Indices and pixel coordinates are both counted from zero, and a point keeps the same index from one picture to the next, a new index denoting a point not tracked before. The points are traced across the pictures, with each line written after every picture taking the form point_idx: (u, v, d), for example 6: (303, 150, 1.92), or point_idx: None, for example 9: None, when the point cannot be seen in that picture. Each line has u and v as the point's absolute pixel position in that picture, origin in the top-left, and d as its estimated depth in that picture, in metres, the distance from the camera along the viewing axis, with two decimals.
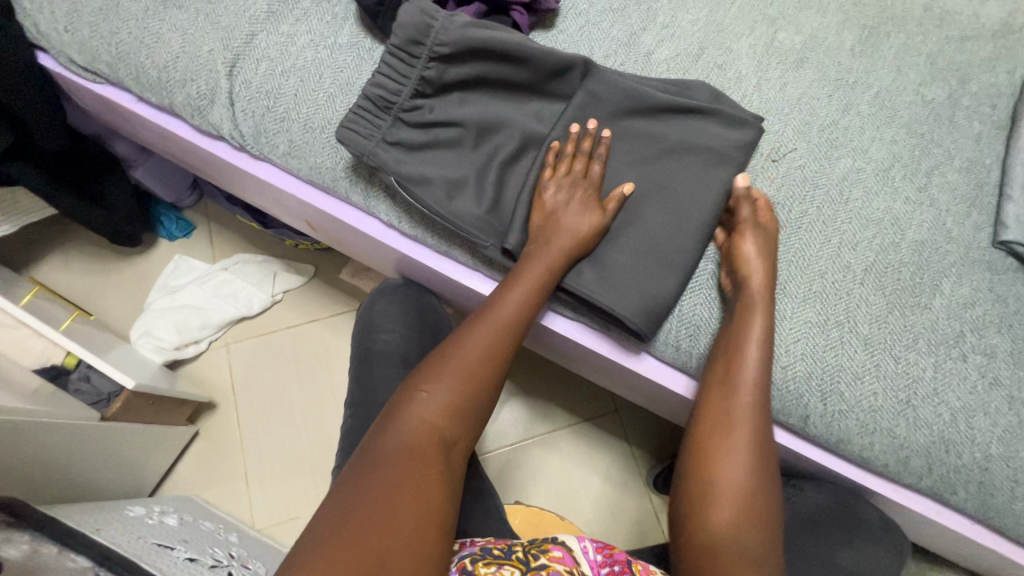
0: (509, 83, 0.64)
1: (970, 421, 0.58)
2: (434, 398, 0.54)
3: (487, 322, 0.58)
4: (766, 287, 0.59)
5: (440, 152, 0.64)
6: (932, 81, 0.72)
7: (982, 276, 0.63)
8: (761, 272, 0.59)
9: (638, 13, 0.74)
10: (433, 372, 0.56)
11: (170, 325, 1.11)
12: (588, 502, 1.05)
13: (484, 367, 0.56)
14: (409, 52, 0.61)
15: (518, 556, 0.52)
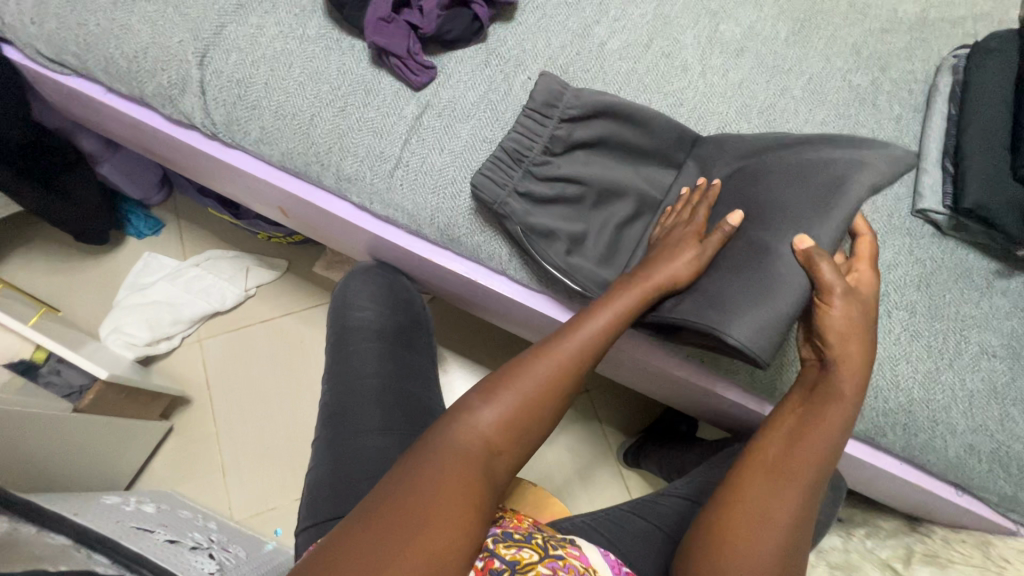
0: (633, 146, 0.68)
1: (894, 368, 0.65)
2: (490, 411, 0.53)
3: (559, 348, 0.57)
4: (855, 352, 0.55)
5: (562, 207, 0.67)
6: (857, 68, 0.80)
7: (903, 241, 0.71)
8: (841, 329, 0.55)
9: (592, 6, 0.79)
10: (493, 386, 0.55)
11: (141, 321, 1.11)
12: (562, 476, 1.10)
13: (543, 396, 0.55)
14: (543, 113, 0.67)
15: (536, 542, 0.56)
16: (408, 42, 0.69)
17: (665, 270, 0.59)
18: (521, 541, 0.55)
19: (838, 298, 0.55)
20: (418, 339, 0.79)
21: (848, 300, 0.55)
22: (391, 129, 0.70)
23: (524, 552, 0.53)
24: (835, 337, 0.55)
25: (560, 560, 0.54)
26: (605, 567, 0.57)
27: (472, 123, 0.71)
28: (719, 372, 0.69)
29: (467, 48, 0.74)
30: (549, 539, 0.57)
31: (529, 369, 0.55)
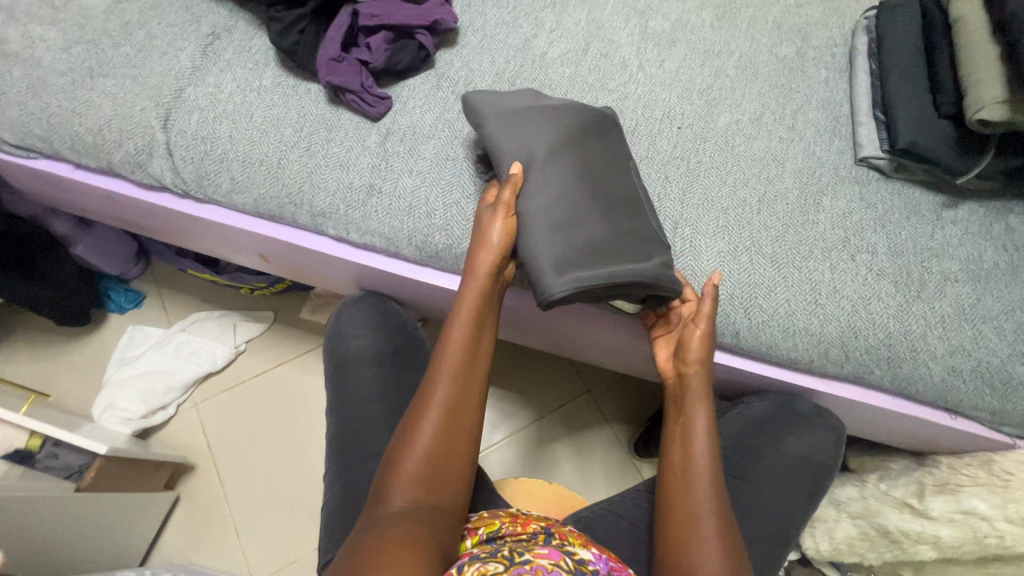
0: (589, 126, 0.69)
1: (868, 307, 0.68)
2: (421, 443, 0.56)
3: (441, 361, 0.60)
4: (698, 369, 0.66)
5: (581, 212, 0.64)
6: (782, 43, 0.86)
7: (853, 189, 0.75)
8: (696, 359, 0.65)
9: (527, 23, 0.85)
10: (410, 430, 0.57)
11: (134, 395, 1.10)
12: (582, 475, 1.10)
13: (454, 409, 0.58)
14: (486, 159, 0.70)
15: (503, 554, 0.51)
16: (361, 77, 0.73)
17: (485, 256, 0.63)
18: (486, 557, 0.51)
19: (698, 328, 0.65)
20: (418, 360, 0.78)
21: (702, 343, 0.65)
22: (357, 160, 0.72)
23: (489, 565, 0.49)
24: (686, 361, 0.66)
25: (528, 565, 0.49)
26: (584, 552, 0.55)
27: (433, 143, 0.74)
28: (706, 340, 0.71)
29: (418, 76, 0.78)
30: (515, 547, 0.53)
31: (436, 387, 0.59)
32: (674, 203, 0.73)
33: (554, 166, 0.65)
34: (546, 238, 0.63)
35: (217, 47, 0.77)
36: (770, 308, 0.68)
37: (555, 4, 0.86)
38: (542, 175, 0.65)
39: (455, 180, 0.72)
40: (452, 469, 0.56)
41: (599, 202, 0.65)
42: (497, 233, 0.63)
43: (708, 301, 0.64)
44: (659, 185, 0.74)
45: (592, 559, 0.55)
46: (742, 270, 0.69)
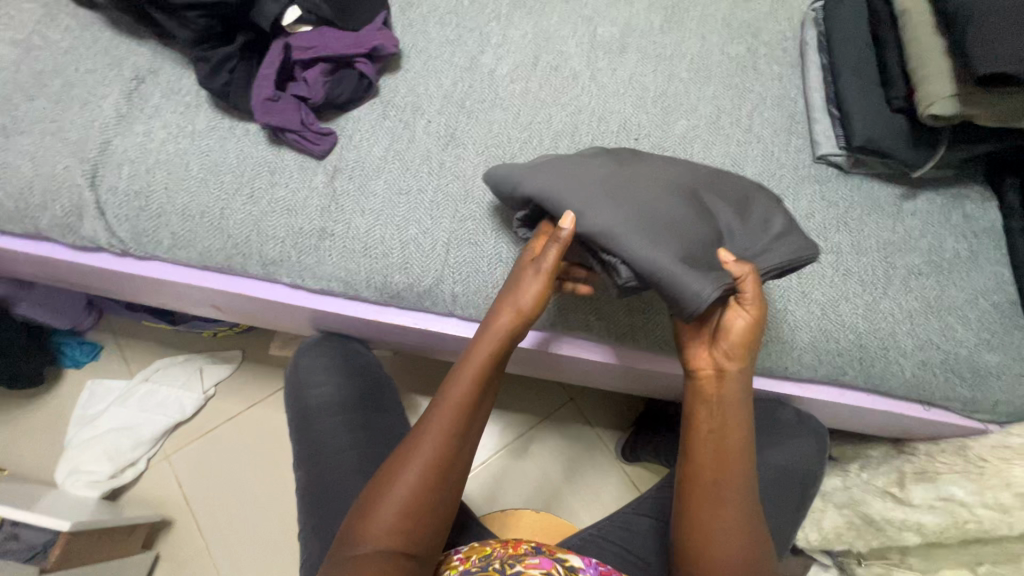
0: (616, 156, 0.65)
1: (837, 309, 0.68)
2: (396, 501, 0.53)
3: (436, 420, 0.56)
4: (742, 369, 0.58)
5: (689, 226, 0.58)
6: (732, 40, 0.85)
7: (814, 189, 0.75)
8: (736, 351, 0.58)
9: (473, 39, 0.81)
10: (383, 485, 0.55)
11: (98, 455, 1.04)
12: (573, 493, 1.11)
13: (448, 466, 0.55)
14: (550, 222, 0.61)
15: (494, 567, 0.54)
16: (300, 114, 0.69)
17: (508, 312, 0.58)
18: None
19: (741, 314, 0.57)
20: (387, 402, 0.76)
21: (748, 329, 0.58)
22: (305, 203, 0.69)
23: None
24: (728, 360, 0.59)
25: None
26: (576, 559, 0.57)
27: (384, 177, 0.71)
28: (677, 355, 0.70)
29: (363, 105, 0.74)
30: (507, 559, 0.55)
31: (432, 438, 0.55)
32: None
33: (638, 190, 0.59)
34: (659, 241, 0.56)
35: (143, 91, 0.72)
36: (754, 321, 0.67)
37: (500, 17, 0.83)
38: (633, 204, 0.58)
39: (410, 215, 0.69)
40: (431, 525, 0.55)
41: (697, 214, 0.60)
42: (534, 287, 0.57)
43: (751, 277, 0.56)
44: None
45: (582, 565, 0.56)
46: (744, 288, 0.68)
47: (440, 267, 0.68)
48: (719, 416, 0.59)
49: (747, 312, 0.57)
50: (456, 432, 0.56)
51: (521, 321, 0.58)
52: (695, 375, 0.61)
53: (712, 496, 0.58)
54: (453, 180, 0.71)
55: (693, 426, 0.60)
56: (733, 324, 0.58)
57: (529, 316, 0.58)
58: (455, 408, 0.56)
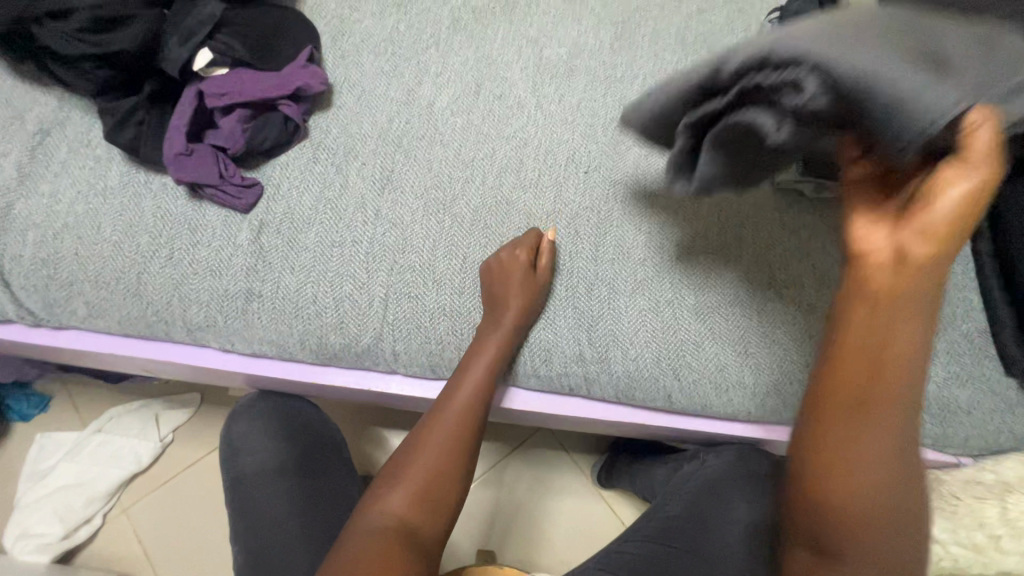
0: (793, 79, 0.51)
1: (801, 348, 0.65)
2: (398, 496, 0.57)
3: (444, 414, 0.61)
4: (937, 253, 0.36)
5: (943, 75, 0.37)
6: (687, 57, 0.81)
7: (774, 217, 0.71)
8: (953, 204, 0.35)
9: (409, 69, 0.76)
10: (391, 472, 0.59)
11: (49, 516, 1.00)
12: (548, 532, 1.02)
13: (452, 459, 0.59)
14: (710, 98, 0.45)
15: None
16: (219, 166, 0.64)
17: (513, 308, 0.61)
18: None
19: (967, 174, 0.36)
20: (331, 462, 0.72)
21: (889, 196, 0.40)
22: (229, 263, 0.64)
23: None
24: (940, 221, 0.36)
25: None
26: None
27: (315, 229, 0.66)
28: (637, 404, 0.66)
29: (290, 150, 0.69)
30: None
31: (439, 429, 0.60)
32: (587, 261, 0.67)
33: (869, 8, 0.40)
34: (866, 39, 0.37)
35: (49, 146, 0.67)
36: (720, 367, 0.64)
37: (438, 44, 0.78)
38: (868, 24, 0.38)
39: (343, 270, 0.64)
40: (435, 515, 0.57)
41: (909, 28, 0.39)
42: (519, 287, 0.61)
43: (990, 126, 0.36)
44: (571, 241, 0.68)
45: None
46: (710, 334, 0.65)
47: (379, 324, 0.64)
48: (889, 364, 0.38)
49: (972, 176, 0.35)
50: (457, 436, 0.60)
51: (525, 317, 0.62)
52: (862, 261, 0.39)
53: (870, 452, 0.40)
54: (390, 228, 0.67)
55: (834, 382, 0.40)
56: (944, 174, 0.36)
57: (529, 311, 0.63)
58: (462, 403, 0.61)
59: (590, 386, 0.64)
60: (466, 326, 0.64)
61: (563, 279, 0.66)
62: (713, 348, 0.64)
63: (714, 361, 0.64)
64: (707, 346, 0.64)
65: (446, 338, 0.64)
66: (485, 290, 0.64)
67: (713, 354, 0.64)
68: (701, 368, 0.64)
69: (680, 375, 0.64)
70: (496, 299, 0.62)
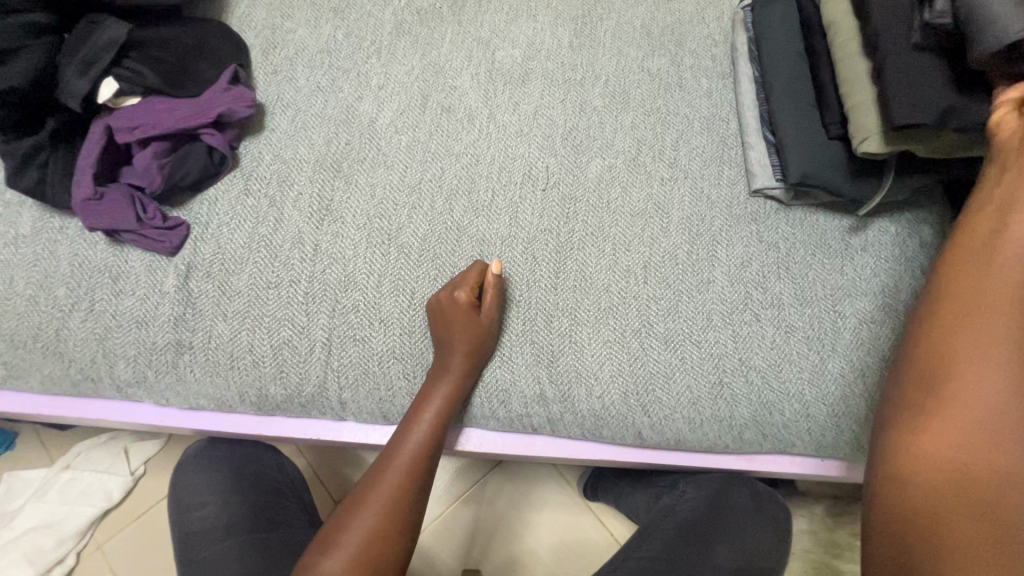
0: None
1: (781, 375, 0.60)
2: (337, 560, 0.52)
3: (387, 473, 0.56)
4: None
5: None
6: (653, 53, 0.74)
7: (750, 229, 0.65)
8: None
9: (349, 83, 0.70)
10: (329, 539, 0.54)
11: (18, 559, 0.97)
12: (530, 558, 0.93)
13: (396, 516, 0.55)
14: None
15: None
16: (135, 209, 0.58)
17: (458, 353, 0.57)
18: None
19: None
20: (286, 511, 0.68)
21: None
22: (156, 312, 0.59)
23: None
24: None
25: None
26: None
27: (249, 270, 0.61)
28: (607, 441, 0.62)
29: (219, 182, 0.64)
30: None
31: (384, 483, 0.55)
32: (547, 290, 0.62)
33: None
34: None
35: None
36: (693, 402, 0.59)
37: (380, 52, 0.72)
38: None
39: (280, 314, 0.59)
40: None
41: None
42: (466, 332, 0.56)
43: None
44: (528, 268, 0.63)
45: None
46: (682, 365, 0.60)
47: (322, 372, 0.59)
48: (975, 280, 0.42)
49: None
50: (403, 490, 0.56)
51: (472, 360, 0.57)
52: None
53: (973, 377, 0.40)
54: (331, 265, 0.61)
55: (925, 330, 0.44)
56: None
57: (477, 352, 0.58)
58: (408, 459, 0.56)
59: (554, 425, 0.60)
60: (417, 368, 0.60)
61: (519, 312, 0.61)
62: (683, 382, 0.59)
63: (687, 396, 0.59)
64: (677, 380, 0.59)
65: (395, 382, 0.59)
66: (434, 333, 0.59)
67: (684, 389, 0.59)
68: (672, 404, 0.59)
69: (650, 412, 0.59)
70: (442, 340, 0.58)
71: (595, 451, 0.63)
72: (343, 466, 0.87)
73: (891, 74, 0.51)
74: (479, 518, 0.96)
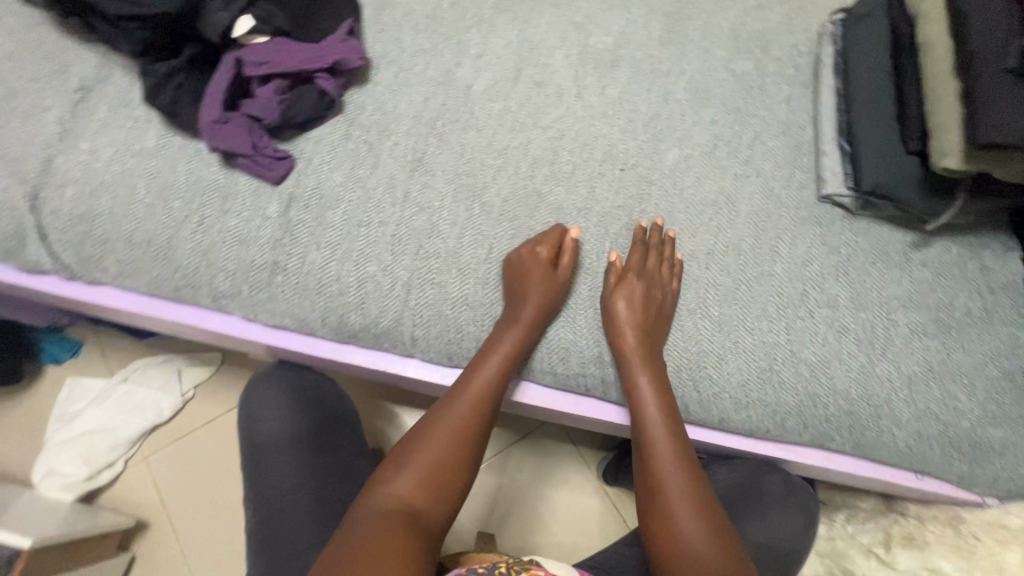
0: None
1: (828, 371, 0.62)
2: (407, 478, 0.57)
3: (458, 404, 0.60)
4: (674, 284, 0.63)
5: None
6: (738, 55, 0.77)
7: (814, 232, 0.68)
8: None
9: (450, 49, 0.74)
10: (398, 461, 0.58)
11: (74, 457, 1.04)
12: (547, 528, 0.98)
13: (461, 446, 0.59)
14: None
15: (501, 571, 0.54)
16: (252, 137, 0.64)
17: (535, 299, 0.61)
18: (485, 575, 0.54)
19: None
20: (343, 437, 0.73)
21: (639, 306, 0.61)
22: (257, 234, 0.64)
23: None
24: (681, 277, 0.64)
25: None
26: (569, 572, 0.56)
27: (343, 207, 0.66)
28: (653, 411, 0.65)
29: (324, 124, 0.69)
30: (513, 564, 0.55)
31: (452, 414, 0.60)
32: (614, 262, 0.65)
33: None
34: None
35: (89, 103, 0.67)
36: (742, 383, 0.62)
37: (481, 24, 0.76)
38: None
39: (368, 250, 0.64)
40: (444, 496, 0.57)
41: None
42: (544, 282, 0.61)
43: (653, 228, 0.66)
44: (599, 239, 0.66)
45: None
46: (735, 348, 0.63)
47: (399, 308, 0.64)
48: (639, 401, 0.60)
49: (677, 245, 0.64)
50: (470, 422, 0.60)
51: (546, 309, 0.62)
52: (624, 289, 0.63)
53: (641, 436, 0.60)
54: (418, 212, 0.66)
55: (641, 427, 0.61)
56: None
57: (551, 303, 0.62)
58: (478, 394, 0.61)
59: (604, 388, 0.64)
60: (485, 318, 0.64)
61: (585, 278, 0.65)
62: (735, 365, 0.62)
63: (738, 378, 0.62)
64: (729, 363, 0.62)
65: (464, 327, 0.64)
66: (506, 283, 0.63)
67: (735, 371, 0.62)
68: (725, 384, 0.62)
69: (698, 388, 0.62)
70: (515, 295, 0.62)
71: None
72: (386, 411, 0.92)
73: (979, 96, 0.53)
74: (500, 486, 1.00)
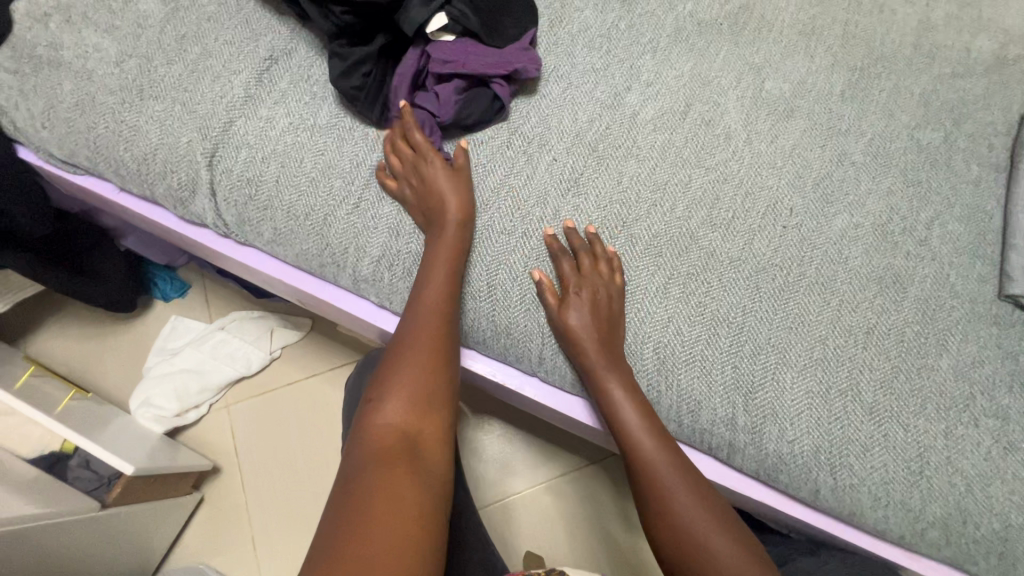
0: None
1: (987, 489, 0.56)
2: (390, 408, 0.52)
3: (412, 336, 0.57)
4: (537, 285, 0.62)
5: None
6: (926, 125, 0.71)
7: (989, 332, 0.62)
8: None
9: (621, 72, 0.73)
10: (377, 394, 0.53)
11: (168, 392, 1.10)
12: (606, 562, 0.96)
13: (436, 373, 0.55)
14: None
15: None
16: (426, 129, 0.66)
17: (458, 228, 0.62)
18: None
19: None
20: None
21: (592, 314, 0.60)
22: (408, 226, 0.65)
23: None
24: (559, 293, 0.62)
25: None
26: None
27: (495, 215, 0.65)
28: (775, 485, 0.62)
29: (489, 129, 0.69)
30: None
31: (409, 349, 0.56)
32: (762, 323, 0.62)
33: None
34: None
35: (274, 73, 0.70)
36: (886, 481, 0.57)
37: (656, 51, 0.74)
38: None
39: (513, 263, 0.64)
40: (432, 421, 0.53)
41: None
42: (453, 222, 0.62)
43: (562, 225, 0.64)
44: (750, 296, 0.63)
45: None
46: (883, 442, 0.58)
47: (534, 326, 0.63)
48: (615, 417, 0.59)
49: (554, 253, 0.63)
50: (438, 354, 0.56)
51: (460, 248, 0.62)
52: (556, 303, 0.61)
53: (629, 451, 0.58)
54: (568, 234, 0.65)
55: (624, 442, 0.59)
56: None
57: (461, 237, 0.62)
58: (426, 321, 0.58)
59: (731, 453, 0.61)
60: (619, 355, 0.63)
61: (730, 333, 0.62)
62: (881, 459, 0.58)
63: (881, 474, 0.58)
64: (874, 455, 0.58)
65: None
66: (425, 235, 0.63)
67: (879, 466, 0.58)
68: (864, 477, 0.58)
69: (835, 475, 0.58)
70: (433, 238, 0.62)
71: (758, 492, 0.64)
72: None
73: None
74: (559, 509, 0.99)
